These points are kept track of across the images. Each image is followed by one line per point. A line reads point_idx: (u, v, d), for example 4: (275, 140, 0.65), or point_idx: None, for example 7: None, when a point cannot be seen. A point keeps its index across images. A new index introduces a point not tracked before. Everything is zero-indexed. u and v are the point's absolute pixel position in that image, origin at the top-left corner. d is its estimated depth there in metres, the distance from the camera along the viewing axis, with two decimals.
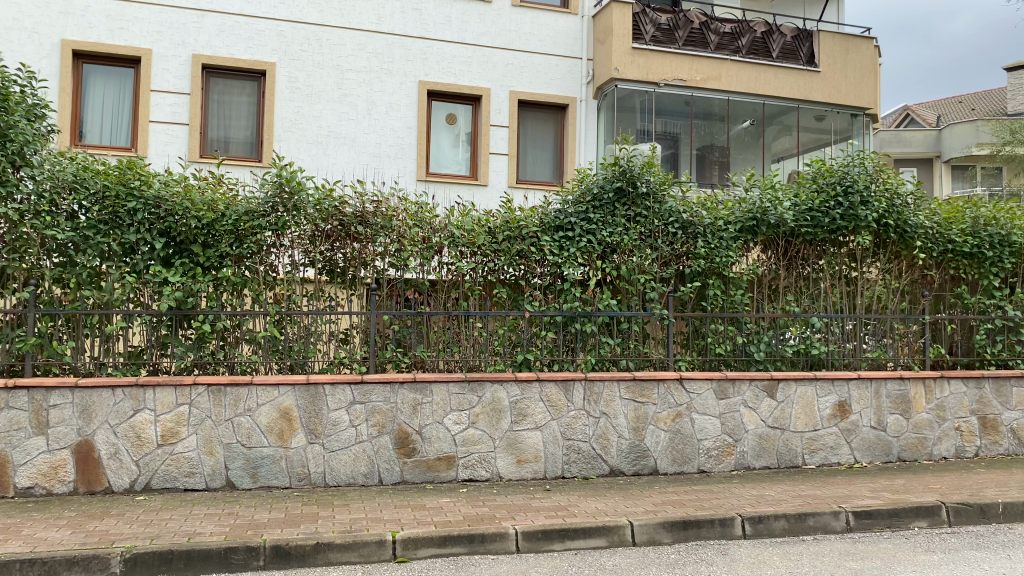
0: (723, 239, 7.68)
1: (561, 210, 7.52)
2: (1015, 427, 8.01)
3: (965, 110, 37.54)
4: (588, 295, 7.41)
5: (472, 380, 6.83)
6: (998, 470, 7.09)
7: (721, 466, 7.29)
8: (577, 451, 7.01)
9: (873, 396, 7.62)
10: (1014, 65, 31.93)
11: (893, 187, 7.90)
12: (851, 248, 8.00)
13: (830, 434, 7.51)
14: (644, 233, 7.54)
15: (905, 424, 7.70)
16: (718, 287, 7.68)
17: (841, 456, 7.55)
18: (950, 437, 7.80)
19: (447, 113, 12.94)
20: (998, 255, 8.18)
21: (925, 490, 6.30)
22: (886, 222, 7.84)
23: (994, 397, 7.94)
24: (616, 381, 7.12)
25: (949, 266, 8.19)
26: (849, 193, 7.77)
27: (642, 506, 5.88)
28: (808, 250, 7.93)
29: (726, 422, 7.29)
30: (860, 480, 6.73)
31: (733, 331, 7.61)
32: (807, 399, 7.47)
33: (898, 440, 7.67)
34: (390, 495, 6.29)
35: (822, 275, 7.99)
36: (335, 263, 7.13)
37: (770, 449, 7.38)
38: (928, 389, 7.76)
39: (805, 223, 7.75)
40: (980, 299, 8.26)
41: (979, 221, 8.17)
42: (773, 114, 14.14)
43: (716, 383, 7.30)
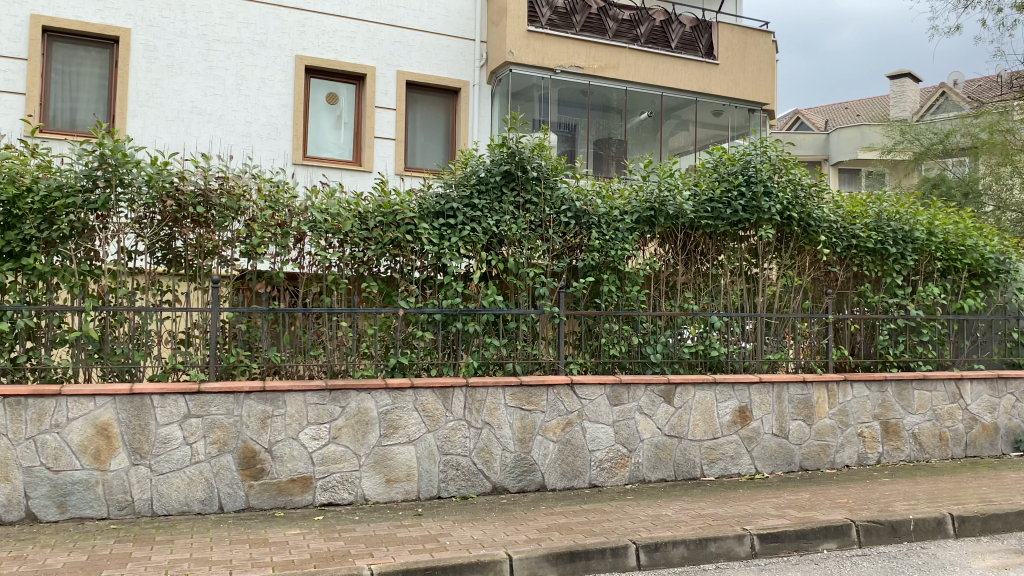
0: (619, 230, 7.00)
1: (443, 194, 6.60)
2: (916, 432, 7.60)
3: (851, 115, 38.71)
4: (470, 290, 6.54)
5: (334, 389, 5.89)
6: (903, 480, 6.65)
7: (614, 479, 6.58)
8: (455, 467, 6.14)
9: (774, 401, 7.09)
10: (898, 73, 33.00)
11: (796, 177, 7.35)
12: (752, 243, 7.48)
13: (730, 442, 6.93)
14: (534, 222, 6.75)
15: (808, 431, 7.20)
16: (613, 282, 6.96)
17: (741, 467, 6.97)
18: (852, 443, 7.35)
19: (327, 92, 11.85)
20: (902, 251, 7.79)
21: (832, 505, 5.75)
22: (790, 215, 7.31)
23: (896, 400, 7.52)
24: (501, 388, 6.29)
25: (852, 263, 7.79)
26: (752, 182, 7.16)
27: (525, 534, 5.08)
28: (708, 244, 7.36)
29: (621, 432, 6.59)
30: (764, 495, 6.14)
31: (630, 331, 6.92)
32: (707, 405, 6.87)
33: (801, 448, 7.17)
34: (228, 527, 5.31)
35: (721, 271, 7.42)
36: (175, 251, 6.07)
37: (667, 460, 6.73)
38: (831, 393, 7.29)
39: (705, 214, 7.15)
40: (884, 298, 7.85)
41: (883, 215, 7.81)
42: (671, 107, 13.68)
43: (610, 388, 6.59)
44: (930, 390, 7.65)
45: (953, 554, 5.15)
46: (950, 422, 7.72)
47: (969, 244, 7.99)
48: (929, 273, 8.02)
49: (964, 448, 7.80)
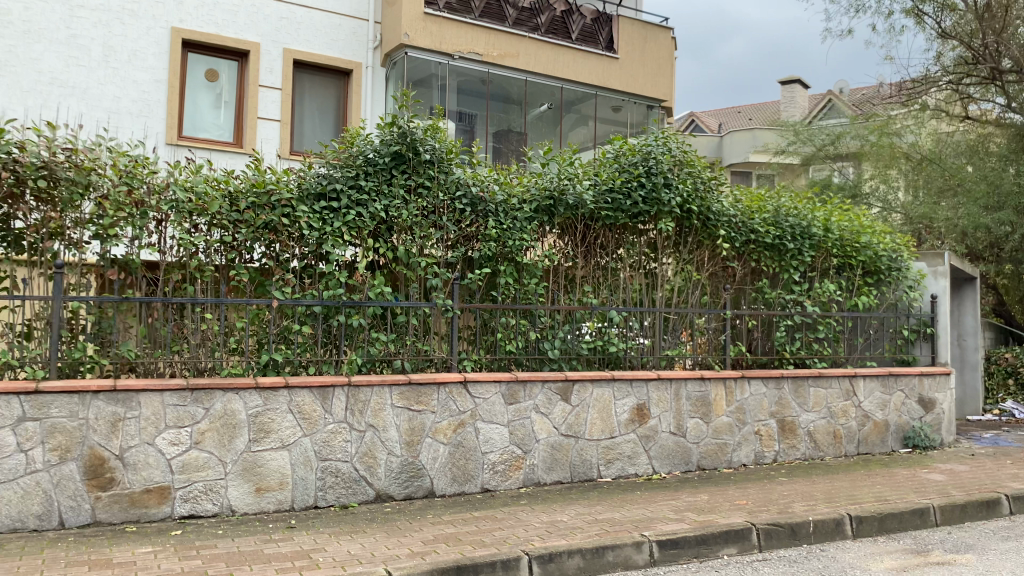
0: (517, 220, 6.58)
1: (325, 175, 6.03)
2: (811, 430, 7.52)
3: (743, 120, 39.78)
4: (355, 280, 6.01)
5: (197, 388, 5.26)
6: (799, 479, 6.53)
7: (508, 482, 6.14)
8: (335, 473, 5.63)
9: (672, 399, 6.85)
10: (788, 79, 34.06)
11: (697, 170, 7.15)
12: (652, 237, 7.24)
13: (628, 441, 6.63)
14: (425, 208, 6.25)
15: (706, 429, 6.99)
16: (510, 273, 6.54)
17: (638, 468, 6.69)
18: (749, 442, 7.19)
19: (206, 68, 11.01)
20: (799, 247, 7.71)
21: (732, 507, 5.52)
22: (690, 208, 7.10)
23: (792, 398, 7.43)
24: (387, 386, 5.79)
25: (750, 259, 7.62)
26: (652, 174, 6.92)
27: (408, 547, 4.61)
28: (608, 236, 7.05)
29: (515, 432, 6.18)
30: (662, 497, 5.86)
31: (527, 327, 6.55)
32: (604, 402, 6.55)
33: (699, 447, 6.95)
34: (68, 546, 4.64)
35: (620, 264, 7.14)
36: (13, 231, 5.29)
37: (563, 462, 6.36)
38: (729, 390, 7.13)
39: (605, 205, 6.85)
40: (781, 295, 7.75)
41: (780, 210, 7.68)
42: (571, 100, 13.46)
43: (505, 386, 6.16)
44: (825, 387, 7.61)
45: (853, 556, 4.98)
46: (843, 419, 7.69)
47: (862, 241, 8.02)
48: (824, 270, 8.00)
49: (856, 445, 7.77)
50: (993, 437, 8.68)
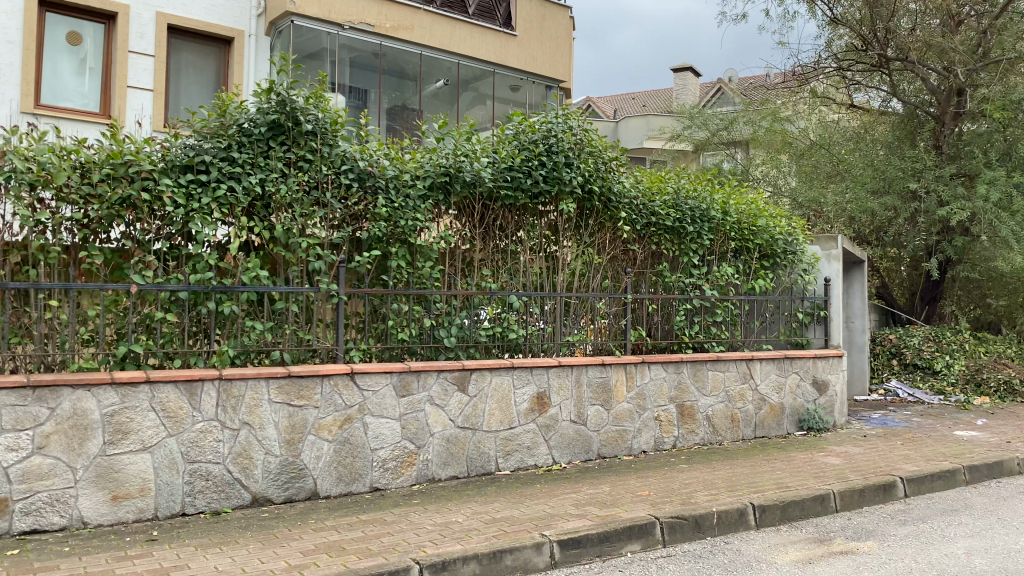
0: (410, 198, 6.05)
1: (193, 145, 5.41)
2: (710, 414, 7.29)
3: (638, 106, 40.19)
4: (226, 263, 5.42)
5: (40, 385, 4.60)
6: (701, 466, 6.34)
7: (399, 480, 5.71)
8: (204, 477, 5.08)
9: (573, 386, 6.51)
10: (681, 67, 34.54)
11: (598, 149, 6.84)
12: (553, 218, 6.88)
13: (528, 432, 6.26)
14: (307, 184, 5.72)
15: (606, 416, 6.68)
16: (402, 256, 6.02)
17: (538, 459, 6.32)
18: (649, 428, 6.92)
19: (67, 31, 9.96)
20: (698, 230, 7.55)
21: (634, 499, 5.26)
22: (591, 188, 6.81)
23: (691, 382, 7.18)
24: (264, 379, 5.27)
25: (653, 242, 7.39)
26: (553, 152, 6.57)
27: (284, 561, 4.13)
28: (507, 217, 6.64)
29: (408, 426, 5.74)
30: (562, 490, 5.54)
31: (421, 314, 6.10)
32: (504, 392, 6.15)
33: (598, 435, 6.64)
34: None
35: (520, 247, 6.75)
36: None
37: (458, 456, 5.94)
38: (629, 375, 6.83)
39: (504, 183, 6.43)
40: (681, 278, 7.55)
41: (681, 192, 7.46)
42: (468, 78, 12.98)
43: (397, 377, 5.71)
44: (723, 370, 7.40)
45: (758, 548, 4.79)
46: (741, 403, 7.51)
47: (759, 224, 7.91)
48: (724, 254, 7.86)
49: (753, 429, 7.60)
50: (882, 417, 8.79)
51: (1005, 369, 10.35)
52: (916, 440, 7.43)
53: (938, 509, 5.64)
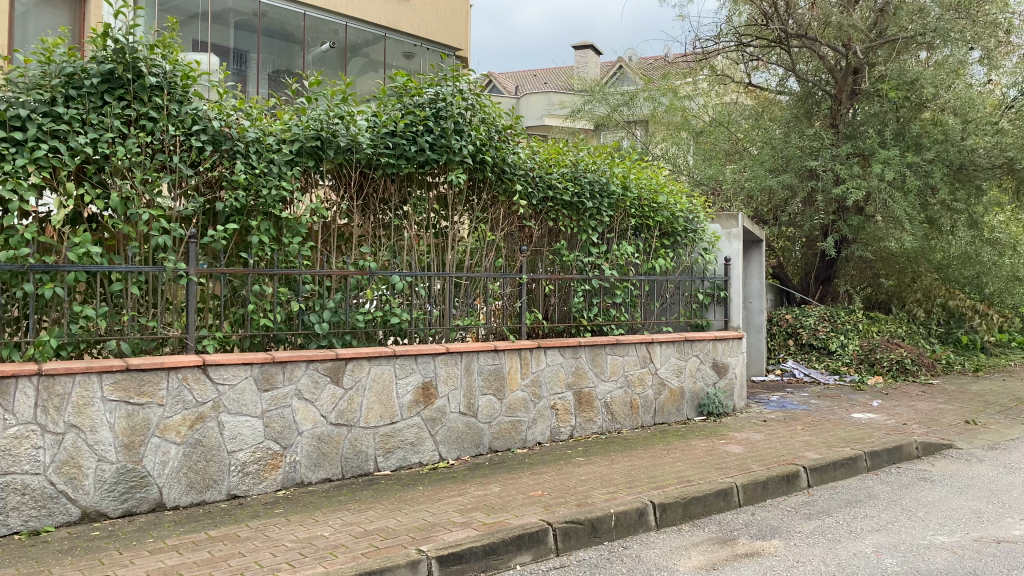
0: (275, 163, 5.34)
1: (7, 97, 4.54)
2: (608, 401, 6.79)
3: (539, 83, 39.72)
4: (48, 236, 4.63)
5: None
6: (598, 457, 5.89)
7: (262, 486, 5.04)
8: (20, 490, 4.24)
9: (462, 374, 5.90)
10: (582, 44, 34.20)
11: (491, 115, 6.25)
12: (441, 191, 6.25)
13: (411, 427, 5.64)
14: (151, 147, 4.94)
15: (500, 407, 6.10)
16: (266, 231, 5.32)
17: (422, 456, 5.70)
18: (545, 418, 6.38)
19: None
20: (598, 206, 7.03)
21: (526, 501, 4.74)
22: (483, 158, 6.19)
23: (589, 367, 6.67)
24: (96, 374, 4.46)
25: (550, 219, 6.84)
26: (441, 117, 5.94)
27: None
28: (390, 187, 5.97)
29: (271, 425, 5.07)
30: (446, 493, 4.96)
31: (288, 298, 5.39)
32: (384, 383, 5.52)
33: (490, 427, 6.05)
34: None
35: (405, 222, 6.10)
36: None
37: (332, 455, 5.31)
38: (524, 360, 6.26)
39: (385, 150, 5.76)
40: (579, 257, 7.01)
41: (579, 164, 6.92)
42: (358, 43, 12.14)
43: (258, 368, 5.02)
44: (623, 354, 6.91)
45: (658, 554, 4.36)
46: (640, 389, 7.03)
47: (660, 202, 7.43)
48: (625, 233, 7.38)
49: (653, 415, 7.14)
50: (780, 400, 8.58)
51: (896, 349, 10.35)
52: (816, 425, 7.20)
53: (842, 500, 5.36)
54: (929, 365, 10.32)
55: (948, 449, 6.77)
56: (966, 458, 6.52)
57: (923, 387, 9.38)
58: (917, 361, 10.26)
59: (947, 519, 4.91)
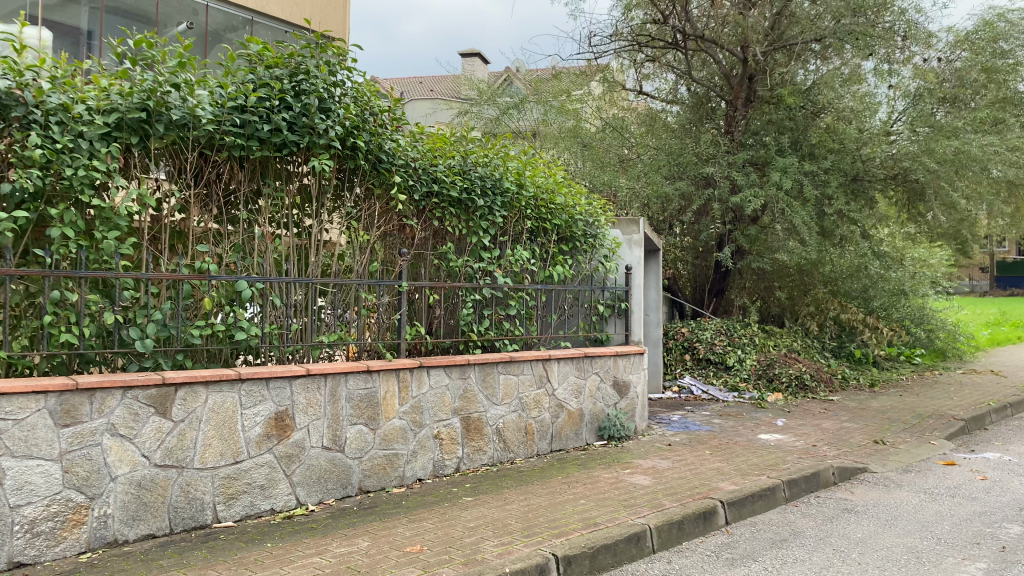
0: (86, 137, 4.23)
1: None
2: (500, 427, 5.93)
3: (427, 90, 38.74)
4: None
5: None
6: (488, 496, 5.01)
7: (59, 550, 3.89)
8: None
9: (326, 401, 4.93)
10: (470, 51, 33.47)
11: (364, 95, 5.34)
12: (304, 183, 5.26)
13: (259, 467, 4.63)
14: None
15: (372, 439, 5.15)
16: (73, 221, 4.19)
17: (275, 501, 4.69)
18: (426, 449, 5.45)
19: None
20: (491, 204, 6.10)
21: (400, 561, 3.81)
22: (354, 142, 5.24)
23: (479, 389, 5.78)
24: None
25: (434, 217, 5.86)
26: (302, 92, 5.01)
27: None
28: (239, 174, 4.96)
29: (73, 471, 3.95)
30: (300, 552, 3.97)
31: (100, 307, 4.29)
32: (226, 413, 4.49)
33: (360, 463, 5.10)
34: None
35: (257, 217, 5.08)
36: None
37: (156, 506, 4.23)
38: (402, 382, 5.31)
39: (232, 127, 4.76)
40: (467, 262, 6.05)
41: (469, 158, 6.00)
42: (219, 26, 10.91)
43: (55, 399, 3.87)
44: (517, 374, 6.07)
45: None
46: (535, 412, 6.19)
47: (557, 203, 6.65)
48: (520, 237, 6.52)
49: (549, 442, 6.32)
50: (682, 420, 7.83)
51: (795, 364, 9.90)
52: (724, 449, 6.52)
53: (766, 540, 4.69)
54: (826, 381, 9.90)
55: (864, 473, 6.26)
56: (884, 483, 6.01)
57: (824, 404, 8.93)
58: (815, 377, 9.81)
59: (886, 562, 4.29)
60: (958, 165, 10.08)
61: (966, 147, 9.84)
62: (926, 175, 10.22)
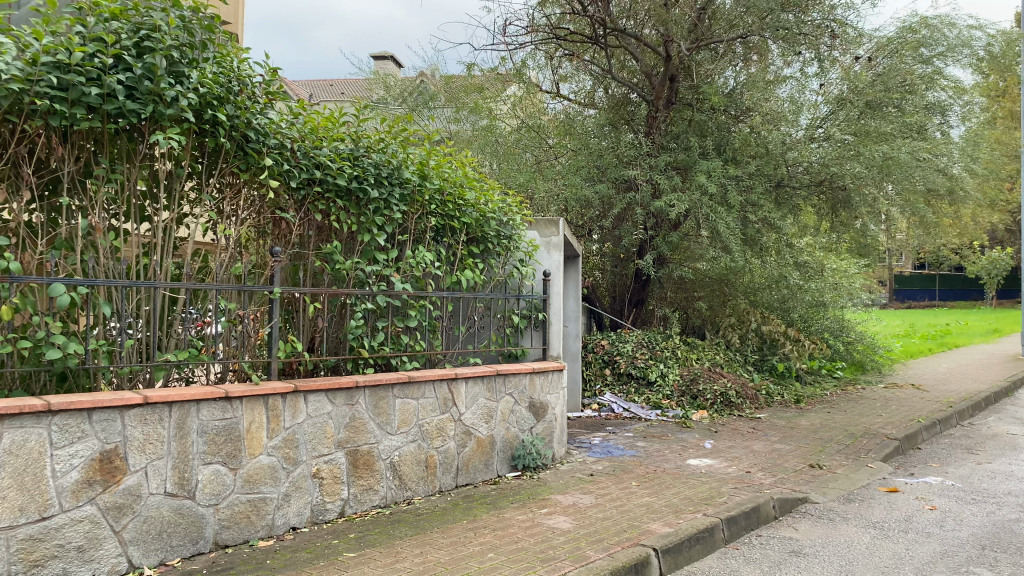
0: None
1: None
2: (395, 461, 5.03)
3: (336, 93, 37.34)
4: None
5: None
6: (376, 550, 4.09)
7: None
8: None
9: (171, 436, 3.95)
10: (381, 54, 32.35)
11: (228, 58, 4.38)
12: (149, 163, 4.27)
13: (77, 523, 3.60)
14: None
15: (231, 481, 4.20)
16: None
17: (98, 566, 3.67)
18: (302, 492, 4.51)
19: None
20: (386, 197, 5.16)
21: None
22: (214, 116, 4.28)
23: (369, 417, 4.87)
24: None
25: (315, 210, 4.88)
26: (145, 51, 4.04)
27: None
28: (60, 150, 3.94)
29: None
30: None
31: None
32: (29, 456, 3.44)
33: (216, 512, 4.12)
34: None
35: (85, 204, 4.08)
36: None
37: None
38: (272, 410, 4.39)
39: (49, 89, 3.73)
40: (356, 264, 5.04)
41: (360, 141, 5.08)
42: None
43: None
44: (416, 398, 5.17)
45: None
46: (437, 442, 5.30)
47: (467, 198, 5.76)
48: (423, 237, 5.61)
49: (453, 476, 5.43)
50: (603, 443, 7.03)
51: (720, 378, 9.25)
52: (653, 479, 5.75)
53: None
54: (752, 397, 9.26)
55: (805, 505, 5.60)
56: (829, 517, 5.37)
57: (752, 423, 8.30)
58: (741, 393, 9.17)
59: None
60: (885, 171, 9.89)
61: (894, 153, 9.64)
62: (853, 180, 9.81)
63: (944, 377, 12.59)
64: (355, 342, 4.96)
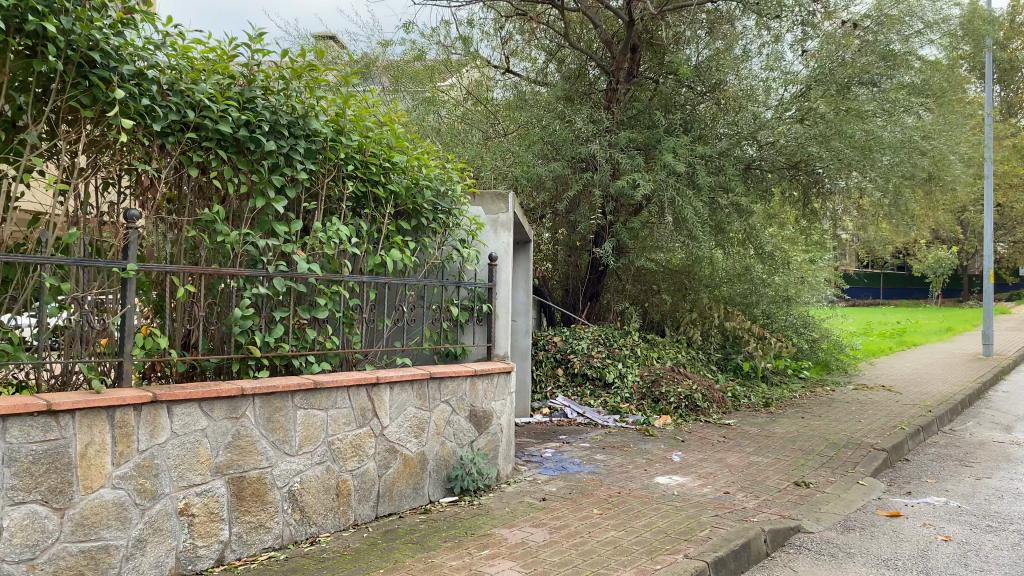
0: None
1: None
2: (294, 489, 3.94)
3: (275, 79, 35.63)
4: None
5: None
6: None
7: None
8: None
9: None
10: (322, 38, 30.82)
11: None
12: None
13: None
14: None
15: (55, 526, 3.06)
16: None
17: None
18: (163, 534, 3.40)
19: None
20: (288, 151, 4.06)
21: None
22: (39, 27, 3.13)
23: (259, 434, 3.78)
24: None
25: (189, 163, 3.76)
26: None
27: None
28: None
29: None
30: None
31: None
32: None
33: (30, 570, 2.98)
34: None
35: None
36: None
37: None
38: (121, 428, 3.26)
39: None
40: (246, 236, 3.91)
41: (255, 79, 3.96)
42: None
43: None
44: (323, 408, 4.08)
45: None
46: (352, 464, 4.23)
47: (395, 161, 4.69)
48: (337, 207, 4.52)
49: (373, 504, 4.36)
50: (556, 456, 6.01)
51: (684, 380, 8.31)
52: (617, 506, 4.74)
53: None
54: (719, 401, 8.32)
55: (799, 538, 4.65)
56: (830, 553, 4.43)
57: (722, 430, 7.38)
58: (707, 396, 8.22)
59: None
60: (867, 153, 9.09)
61: (878, 132, 8.93)
62: (831, 159, 9.01)
63: (913, 378, 11.86)
64: (242, 336, 3.85)
